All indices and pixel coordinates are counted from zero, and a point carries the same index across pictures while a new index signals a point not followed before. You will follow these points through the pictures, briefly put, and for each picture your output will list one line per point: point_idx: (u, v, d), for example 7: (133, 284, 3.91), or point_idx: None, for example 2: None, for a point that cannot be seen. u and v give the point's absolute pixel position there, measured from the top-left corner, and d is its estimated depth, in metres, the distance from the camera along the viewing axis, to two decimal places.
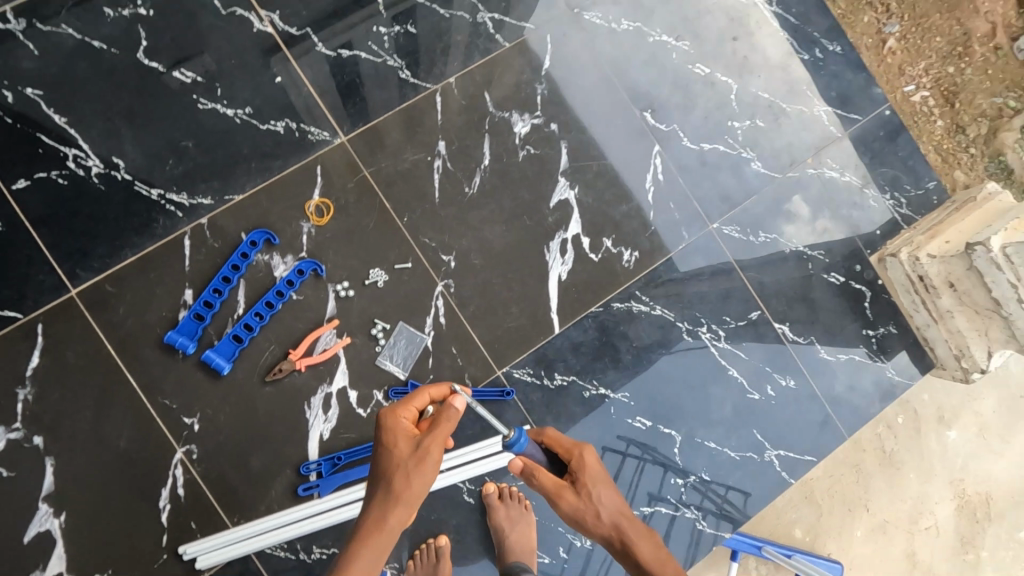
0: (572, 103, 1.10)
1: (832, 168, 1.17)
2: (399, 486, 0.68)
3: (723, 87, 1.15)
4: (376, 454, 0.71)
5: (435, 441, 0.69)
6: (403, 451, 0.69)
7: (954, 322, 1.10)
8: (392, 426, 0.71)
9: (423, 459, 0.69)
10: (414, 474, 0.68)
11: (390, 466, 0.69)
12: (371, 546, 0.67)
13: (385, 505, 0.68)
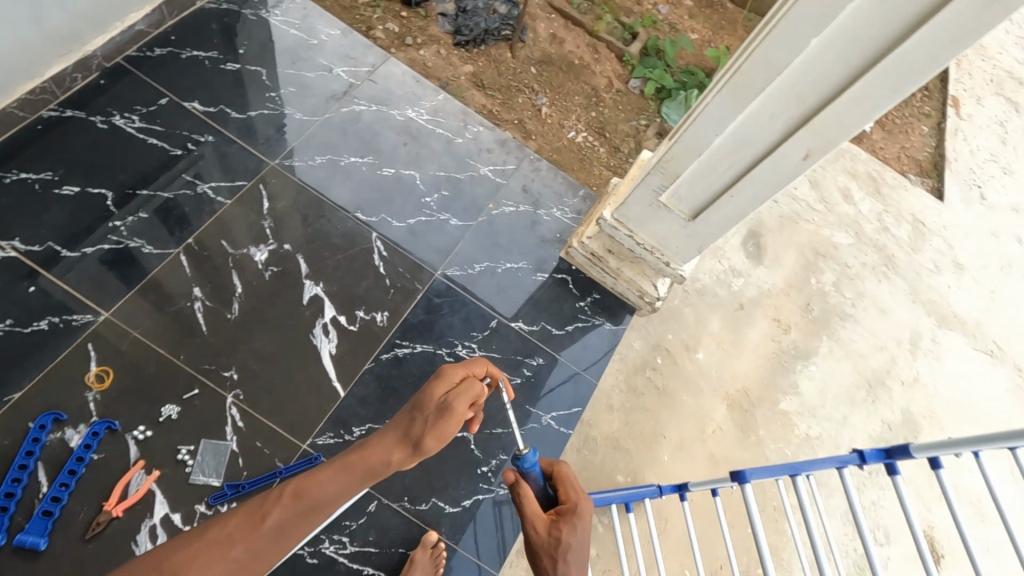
0: (298, 224, 1.42)
1: (507, 204, 1.61)
2: (415, 425, 0.77)
3: (409, 177, 1.55)
4: (423, 387, 0.82)
5: (468, 399, 0.79)
6: (442, 394, 0.79)
7: (626, 274, 1.52)
8: (447, 376, 0.83)
9: (444, 415, 0.77)
10: (431, 418, 0.77)
11: (424, 397, 0.80)
12: (361, 459, 0.75)
13: (399, 434, 0.77)
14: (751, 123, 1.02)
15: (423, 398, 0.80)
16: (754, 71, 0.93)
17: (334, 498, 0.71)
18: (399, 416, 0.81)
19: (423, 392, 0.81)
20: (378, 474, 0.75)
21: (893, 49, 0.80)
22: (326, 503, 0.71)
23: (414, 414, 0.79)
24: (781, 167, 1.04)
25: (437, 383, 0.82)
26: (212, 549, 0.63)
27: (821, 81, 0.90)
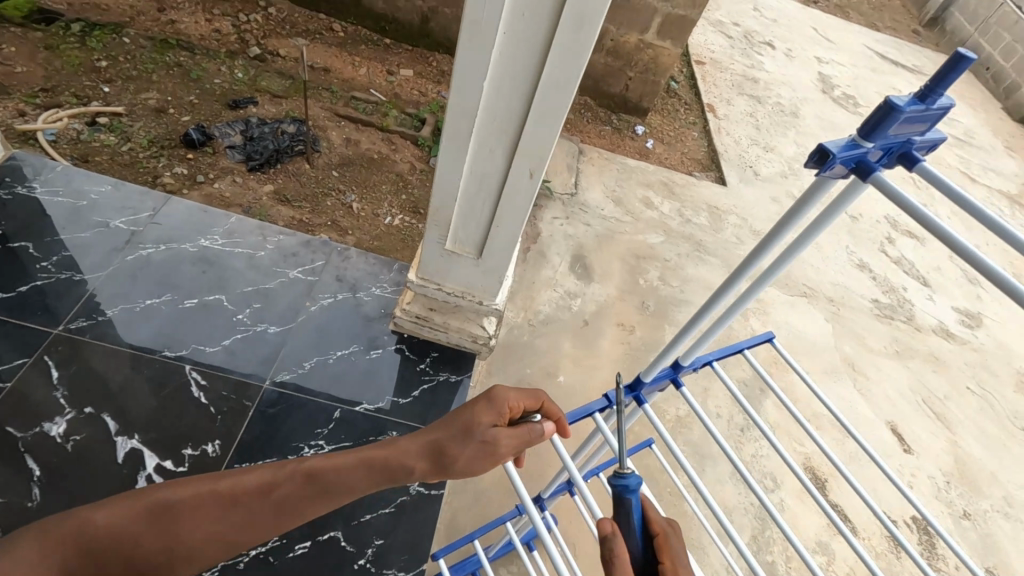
0: (100, 383, 1.38)
1: (325, 297, 1.66)
2: (445, 444, 0.87)
3: (215, 301, 1.57)
4: (472, 403, 0.89)
5: (507, 438, 0.87)
6: (481, 425, 0.87)
7: (454, 324, 1.61)
8: (499, 399, 0.89)
9: (482, 451, 0.86)
10: (468, 446, 0.87)
11: (463, 413, 0.89)
12: (383, 459, 0.86)
13: (435, 443, 0.87)
14: (479, 160, 1.17)
15: (461, 413, 0.89)
16: (457, 119, 1.09)
17: (342, 483, 0.82)
18: (438, 425, 0.91)
19: (463, 411, 0.89)
20: (397, 476, 0.87)
21: (541, 75, 0.99)
22: (335, 484, 0.82)
23: (448, 430, 0.88)
24: (519, 189, 1.20)
25: (484, 403, 0.88)
26: (223, 500, 0.76)
27: (509, 113, 1.07)
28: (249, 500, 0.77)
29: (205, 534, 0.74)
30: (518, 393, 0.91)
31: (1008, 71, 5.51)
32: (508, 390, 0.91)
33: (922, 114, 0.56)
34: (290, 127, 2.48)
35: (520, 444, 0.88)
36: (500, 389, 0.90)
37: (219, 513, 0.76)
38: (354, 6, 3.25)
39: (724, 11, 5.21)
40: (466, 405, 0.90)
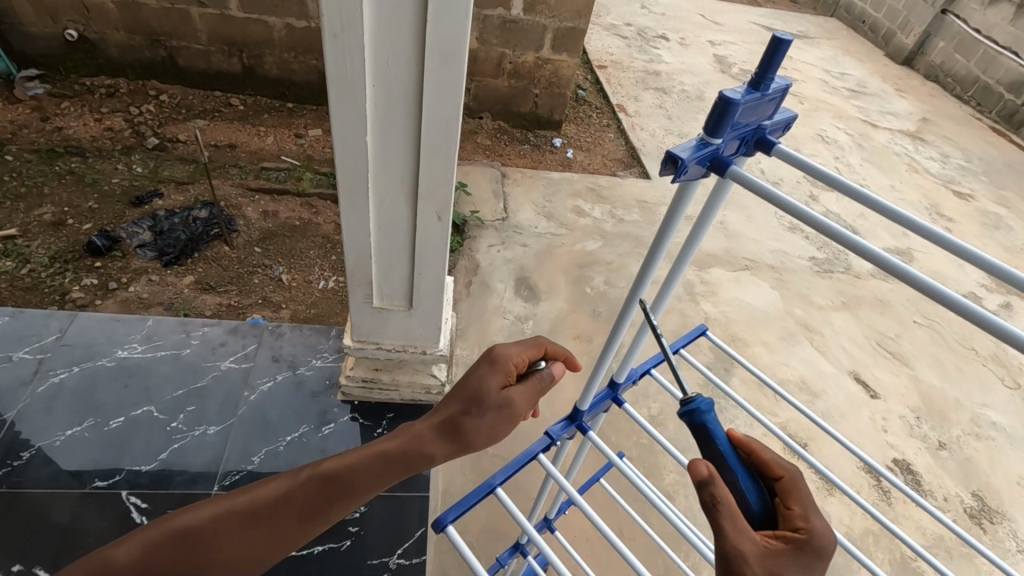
0: (23, 534, 1.25)
1: (264, 381, 1.58)
2: (457, 416, 0.83)
3: (144, 413, 1.47)
4: (476, 367, 0.86)
5: (520, 395, 0.85)
6: (491, 389, 0.84)
7: (404, 379, 1.55)
8: (503, 357, 0.86)
9: (501, 413, 0.83)
10: (485, 414, 0.83)
11: (469, 379, 0.85)
12: (396, 448, 0.81)
13: (450, 418, 0.84)
14: (384, 212, 1.14)
15: (468, 379, 0.86)
16: (349, 176, 1.05)
17: (358, 476, 0.80)
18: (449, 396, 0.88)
19: (469, 378, 0.85)
20: (418, 463, 0.82)
21: (422, 119, 0.97)
22: (349, 480, 0.80)
23: (457, 399, 0.85)
24: (432, 233, 1.17)
25: (488, 365, 0.85)
26: (244, 514, 0.77)
27: (400, 161, 1.04)
28: (271, 508, 0.78)
29: (235, 548, 0.75)
30: (521, 345, 0.89)
31: (881, 21, 5.90)
32: (511, 346, 0.88)
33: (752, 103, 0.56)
34: (202, 213, 2.38)
35: (533, 397, 0.85)
36: (501, 347, 0.87)
37: (246, 525, 0.76)
38: (248, 77, 3.19)
39: (615, 15, 5.40)
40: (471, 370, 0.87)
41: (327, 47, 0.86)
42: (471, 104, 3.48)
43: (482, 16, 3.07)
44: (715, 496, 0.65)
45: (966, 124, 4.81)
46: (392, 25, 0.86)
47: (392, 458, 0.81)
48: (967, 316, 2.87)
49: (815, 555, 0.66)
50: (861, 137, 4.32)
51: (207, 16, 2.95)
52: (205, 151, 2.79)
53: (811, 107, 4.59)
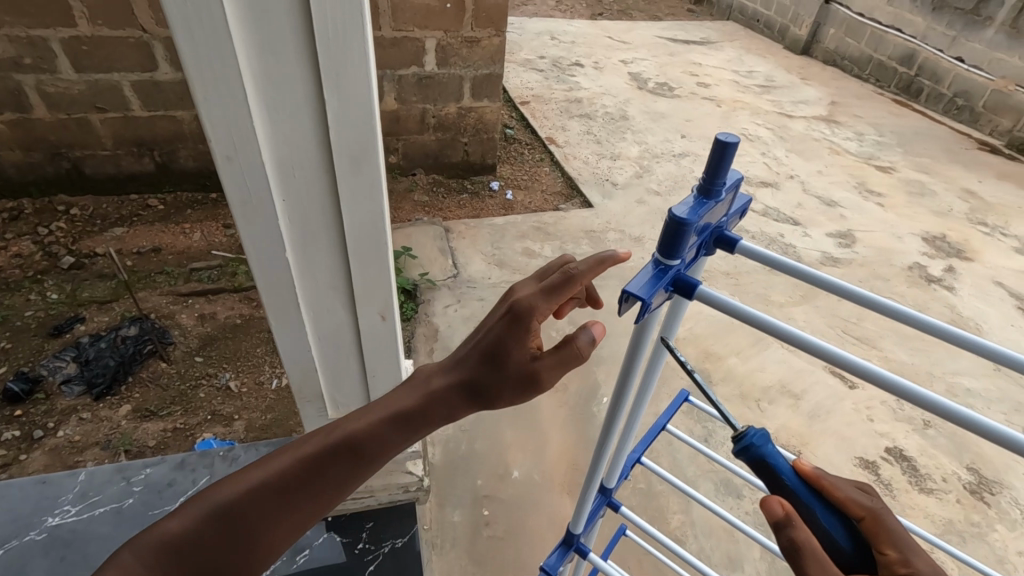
0: None
1: None
2: (477, 381, 0.79)
3: None
4: (500, 323, 0.76)
5: (548, 363, 0.75)
6: (514, 359, 0.76)
7: (378, 483, 1.50)
8: (529, 317, 0.74)
9: (521, 388, 0.76)
10: (506, 382, 0.77)
11: (490, 340, 0.77)
12: (415, 417, 0.82)
13: (467, 376, 0.80)
14: (322, 323, 1.05)
15: (490, 341, 0.77)
16: (275, 296, 0.95)
17: (382, 445, 0.82)
18: (465, 347, 0.82)
19: (489, 335, 0.77)
20: (438, 423, 0.83)
21: (345, 225, 0.89)
22: (374, 447, 0.82)
23: (476, 360, 0.79)
24: (379, 332, 1.09)
25: (513, 325, 0.75)
26: (280, 499, 0.81)
27: (330, 268, 0.96)
28: (303, 481, 0.82)
29: (281, 525, 0.81)
30: (552, 294, 0.74)
31: (774, 18, 6.26)
32: (537, 294, 0.74)
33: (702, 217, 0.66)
34: (131, 330, 2.19)
35: (563, 370, 0.74)
36: (529, 302, 0.74)
37: (285, 506, 0.81)
38: (163, 173, 3.02)
39: (527, 50, 5.50)
40: (492, 331, 0.77)
41: (223, 174, 0.77)
42: (401, 163, 3.41)
43: (397, 76, 3.04)
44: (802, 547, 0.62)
45: (870, 101, 5.08)
46: (292, 139, 0.78)
47: (413, 422, 0.82)
48: (918, 287, 2.95)
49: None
50: (781, 130, 4.48)
51: (109, 120, 2.78)
52: (125, 261, 2.58)
53: (729, 109, 4.76)
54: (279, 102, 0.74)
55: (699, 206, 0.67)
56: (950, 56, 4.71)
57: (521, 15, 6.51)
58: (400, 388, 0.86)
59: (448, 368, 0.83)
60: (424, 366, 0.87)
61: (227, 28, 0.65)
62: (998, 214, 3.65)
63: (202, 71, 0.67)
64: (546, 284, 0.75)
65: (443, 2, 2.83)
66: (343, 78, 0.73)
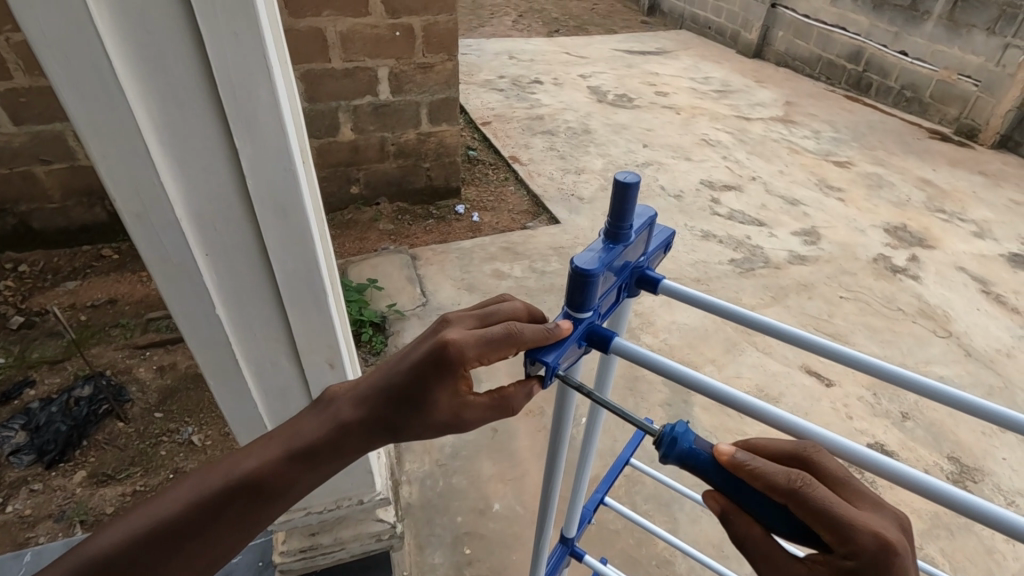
0: None
1: None
2: (393, 418, 0.73)
3: None
4: (419, 368, 0.70)
5: (473, 406, 0.72)
6: (437, 406, 0.71)
7: (348, 533, 1.45)
8: (454, 370, 0.68)
9: (449, 422, 0.73)
10: (434, 421, 0.72)
11: (412, 384, 0.70)
12: (325, 448, 0.74)
13: (380, 403, 0.73)
14: (267, 379, 0.99)
15: (410, 384, 0.70)
16: (208, 355, 0.90)
17: (287, 482, 0.74)
18: (381, 374, 0.75)
19: (409, 374, 0.70)
20: (351, 453, 0.76)
21: (277, 276, 0.84)
22: (278, 485, 0.74)
23: (393, 395, 0.73)
24: (329, 384, 1.03)
25: (440, 374, 0.68)
26: (171, 542, 0.72)
27: (267, 321, 0.90)
28: (198, 525, 0.73)
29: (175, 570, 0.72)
30: (487, 347, 0.67)
31: (725, 25, 6.41)
32: (471, 343, 0.67)
33: (605, 268, 0.69)
34: (85, 391, 2.08)
35: (488, 414, 0.73)
36: (462, 355, 0.67)
37: (178, 550, 0.72)
38: (116, 222, 2.90)
39: (486, 71, 5.52)
40: (413, 372, 0.70)
41: (135, 234, 0.72)
42: (364, 193, 3.35)
43: (353, 107, 3.00)
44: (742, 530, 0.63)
45: (823, 99, 5.21)
46: (208, 192, 0.73)
47: (322, 456, 0.74)
48: (884, 278, 2.98)
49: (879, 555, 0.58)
50: (740, 133, 4.55)
51: (55, 171, 2.68)
52: (77, 316, 2.45)
53: (688, 116, 4.82)
54: (188, 154, 0.69)
55: (604, 256, 0.71)
56: (894, 51, 4.86)
57: (479, 37, 6.55)
58: (306, 413, 0.78)
59: (361, 397, 0.75)
60: (334, 388, 0.79)
61: (117, 82, 0.60)
62: (954, 201, 3.74)
63: (97, 129, 0.63)
64: (480, 335, 0.68)
65: (393, 30, 2.81)
66: (255, 126, 0.69)
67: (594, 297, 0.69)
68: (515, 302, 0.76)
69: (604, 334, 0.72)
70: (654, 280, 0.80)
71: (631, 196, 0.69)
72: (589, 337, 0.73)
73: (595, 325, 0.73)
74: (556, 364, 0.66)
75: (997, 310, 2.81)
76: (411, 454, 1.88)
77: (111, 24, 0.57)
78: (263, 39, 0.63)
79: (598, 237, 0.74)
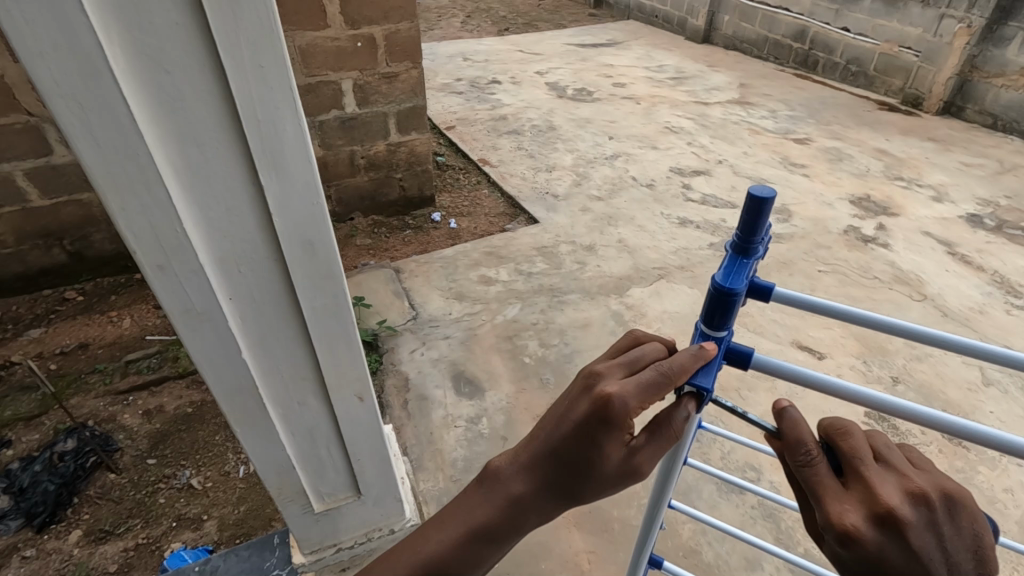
0: None
1: None
2: (564, 481, 0.67)
3: None
4: (581, 425, 0.65)
5: (645, 451, 0.65)
6: (604, 460, 0.65)
7: None
8: (620, 419, 0.63)
9: (626, 476, 0.66)
10: (604, 481, 0.66)
11: (577, 445, 0.65)
12: (504, 529, 0.69)
13: (546, 471, 0.68)
14: (294, 420, 1.02)
15: (578, 444, 0.65)
16: (241, 400, 0.92)
17: (467, 561, 0.70)
18: (539, 439, 0.69)
19: (574, 433, 0.65)
20: (526, 527, 0.71)
21: (306, 310, 0.86)
22: (461, 564, 0.70)
23: (558, 458, 0.67)
24: (358, 415, 1.07)
25: (608, 430, 0.63)
26: None
27: (297, 362, 0.93)
28: None
29: None
30: (648, 394, 0.62)
31: (672, 13, 6.54)
32: (629, 392, 0.62)
33: (743, 286, 0.69)
34: (68, 444, 1.95)
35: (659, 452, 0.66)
36: (625, 408, 0.62)
37: None
38: (77, 262, 2.75)
39: (443, 75, 5.47)
40: (578, 432, 0.65)
41: (156, 284, 0.73)
42: (338, 209, 3.27)
43: (318, 122, 2.92)
44: (891, 500, 0.60)
45: (775, 78, 5.35)
46: (232, 234, 0.75)
47: (500, 535, 0.70)
48: (857, 249, 3.08)
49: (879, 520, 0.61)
50: (701, 118, 4.63)
51: (5, 215, 2.51)
52: (48, 366, 2.31)
53: (649, 105, 4.88)
54: (214, 195, 0.70)
55: (738, 272, 0.70)
56: (837, 27, 5.02)
57: (431, 41, 6.48)
58: (471, 491, 0.73)
59: (524, 466, 0.70)
60: (493, 461, 0.73)
61: (135, 125, 0.60)
62: (910, 167, 3.89)
63: (112, 177, 0.63)
64: (636, 380, 0.63)
65: (354, 41, 2.75)
66: (283, 165, 0.71)
67: (731, 317, 0.71)
68: (657, 343, 0.71)
69: (742, 351, 0.72)
70: (765, 289, 0.79)
71: (767, 211, 0.67)
72: (729, 356, 0.73)
73: (729, 343, 0.73)
74: (711, 387, 0.63)
75: (965, 270, 2.94)
76: (425, 472, 1.91)
77: (127, 66, 0.57)
78: (289, 72, 0.65)
79: (726, 252, 0.72)
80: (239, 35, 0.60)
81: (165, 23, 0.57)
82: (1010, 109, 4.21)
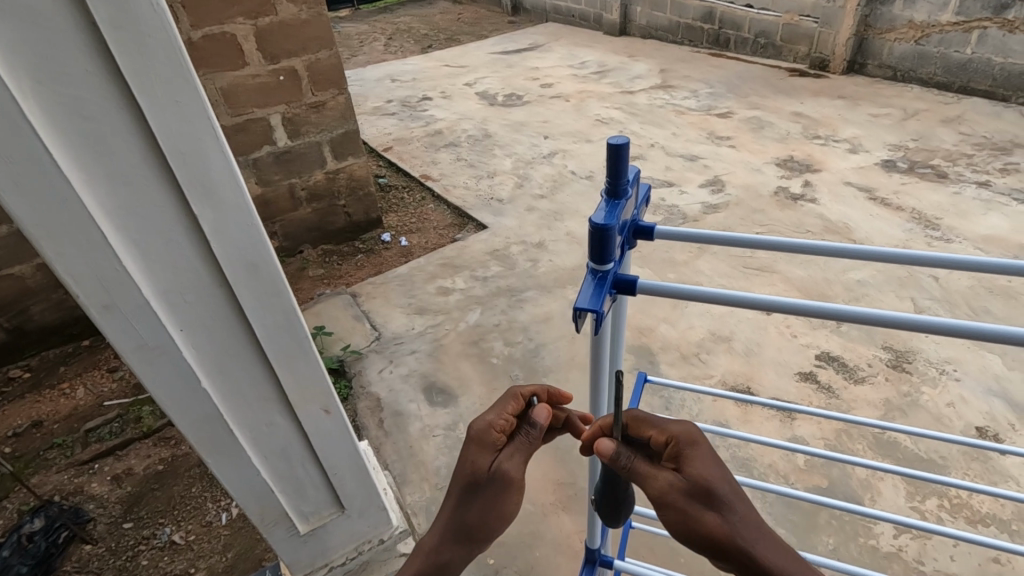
0: None
1: None
2: (463, 504, 0.90)
3: None
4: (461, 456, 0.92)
5: (507, 459, 0.89)
6: (477, 469, 0.89)
7: None
8: (475, 433, 0.91)
9: (495, 478, 0.88)
10: (487, 489, 0.88)
11: (461, 469, 0.91)
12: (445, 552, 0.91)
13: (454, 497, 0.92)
14: (265, 442, 1.03)
15: (462, 468, 0.91)
16: (205, 431, 0.93)
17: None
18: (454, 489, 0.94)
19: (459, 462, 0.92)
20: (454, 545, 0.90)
21: (258, 331, 0.89)
22: None
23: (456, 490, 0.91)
24: (328, 428, 1.10)
25: (472, 447, 0.91)
26: None
27: (258, 385, 0.96)
28: None
29: None
30: (493, 418, 0.92)
31: (588, 11, 6.76)
32: (481, 418, 0.92)
33: (616, 221, 0.75)
34: (36, 524, 1.84)
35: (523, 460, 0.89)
36: (477, 427, 0.91)
37: None
38: (19, 338, 2.63)
39: (373, 99, 5.48)
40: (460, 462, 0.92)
41: (103, 325, 0.74)
42: (286, 245, 3.24)
43: (252, 160, 2.90)
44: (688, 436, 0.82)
45: (691, 60, 5.59)
46: (175, 267, 0.77)
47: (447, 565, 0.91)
48: (788, 208, 3.26)
49: (693, 450, 0.80)
50: (628, 106, 4.80)
51: None
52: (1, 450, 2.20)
53: (578, 101, 5.01)
54: (150, 228, 0.73)
55: (612, 211, 0.77)
56: (741, 5, 5.31)
57: (357, 67, 6.49)
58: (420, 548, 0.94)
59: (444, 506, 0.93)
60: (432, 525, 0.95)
61: (62, 172, 0.62)
62: (826, 126, 4.14)
63: (47, 227, 0.65)
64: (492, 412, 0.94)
65: (276, 75, 2.76)
66: (213, 192, 0.74)
67: (613, 249, 0.75)
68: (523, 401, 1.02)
69: (627, 280, 0.78)
70: (647, 229, 0.88)
71: (625, 154, 0.76)
72: (616, 286, 0.79)
73: (616, 274, 0.79)
74: (600, 308, 0.72)
75: (886, 212, 3.16)
76: (410, 485, 1.94)
77: (45, 116, 0.60)
78: (204, 102, 0.68)
79: (601, 198, 0.80)
80: (151, 74, 0.63)
81: (76, 72, 0.60)
82: (905, 60, 4.52)
